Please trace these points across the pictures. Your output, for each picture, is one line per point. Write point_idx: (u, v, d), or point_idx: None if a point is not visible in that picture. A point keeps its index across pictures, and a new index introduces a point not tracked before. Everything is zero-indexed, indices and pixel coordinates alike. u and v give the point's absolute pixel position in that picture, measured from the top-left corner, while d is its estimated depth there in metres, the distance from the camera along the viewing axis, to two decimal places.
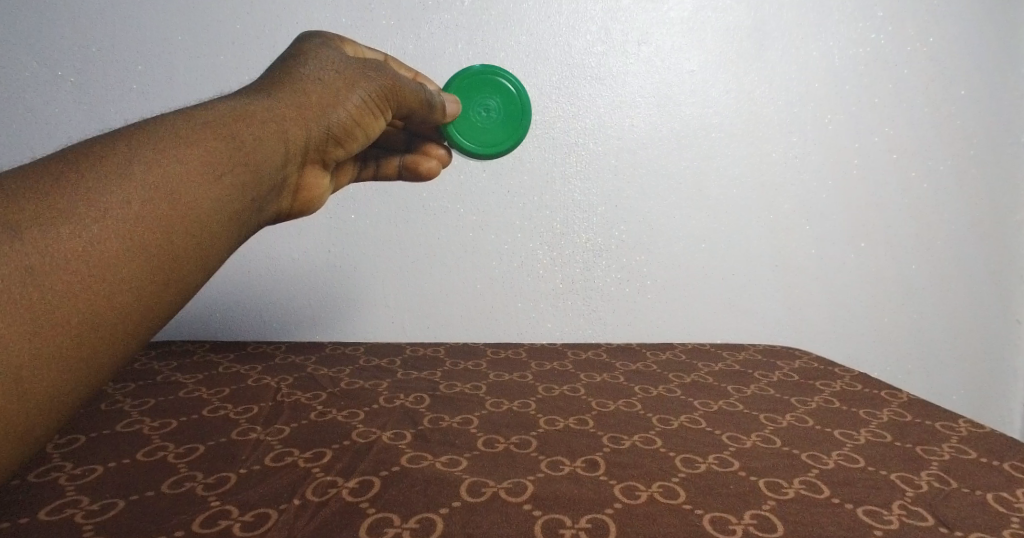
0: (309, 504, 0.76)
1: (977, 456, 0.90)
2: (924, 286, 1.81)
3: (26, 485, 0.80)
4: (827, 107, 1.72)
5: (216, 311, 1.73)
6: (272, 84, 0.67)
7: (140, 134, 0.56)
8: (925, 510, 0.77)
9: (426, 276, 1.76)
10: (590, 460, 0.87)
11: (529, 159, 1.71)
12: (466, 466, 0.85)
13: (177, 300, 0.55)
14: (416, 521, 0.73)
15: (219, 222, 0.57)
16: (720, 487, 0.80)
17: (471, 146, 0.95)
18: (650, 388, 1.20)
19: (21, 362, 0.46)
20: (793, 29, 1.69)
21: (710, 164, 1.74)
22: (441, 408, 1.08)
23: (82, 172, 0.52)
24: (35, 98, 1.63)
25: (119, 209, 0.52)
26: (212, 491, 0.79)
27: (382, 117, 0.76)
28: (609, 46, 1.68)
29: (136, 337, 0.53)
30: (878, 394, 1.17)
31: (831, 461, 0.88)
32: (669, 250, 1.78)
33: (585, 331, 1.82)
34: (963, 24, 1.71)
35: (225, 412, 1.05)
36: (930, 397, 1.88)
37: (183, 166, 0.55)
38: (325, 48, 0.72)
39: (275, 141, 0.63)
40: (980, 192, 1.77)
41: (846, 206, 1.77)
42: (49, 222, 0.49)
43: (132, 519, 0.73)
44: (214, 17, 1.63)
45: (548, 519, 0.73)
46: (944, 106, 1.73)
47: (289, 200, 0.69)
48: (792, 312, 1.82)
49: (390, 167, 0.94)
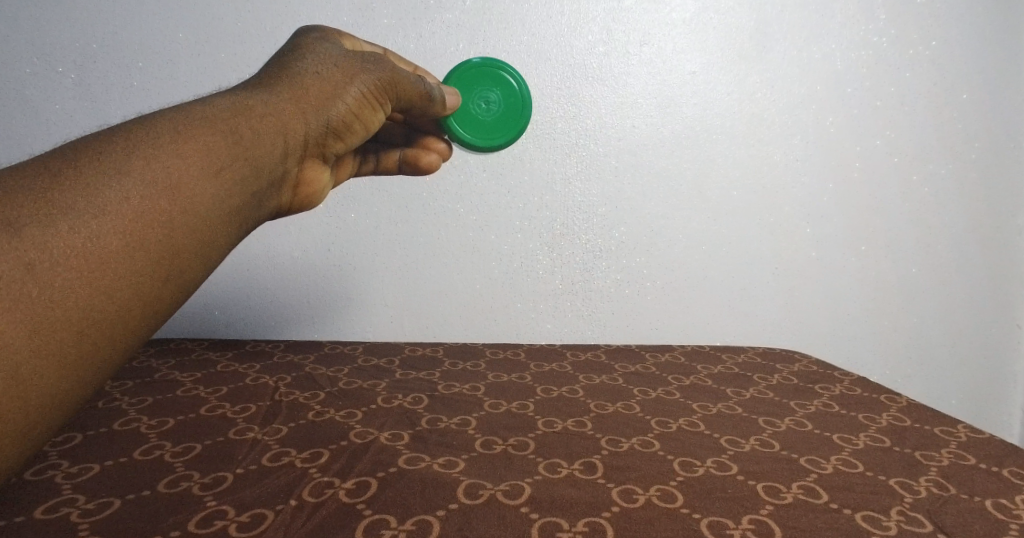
0: (306, 505, 0.76)
1: (976, 463, 0.90)
2: (924, 289, 1.80)
3: (23, 483, 0.80)
4: (828, 109, 1.72)
5: (215, 309, 1.73)
6: (272, 79, 0.67)
7: (138, 129, 0.55)
8: (924, 516, 0.76)
9: (426, 275, 1.75)
10: (587, 463, 0.87)
11: (530, 159, 1.71)
12: (464, 468, 0.85)
13: (178, 296, 0.55)
14: (413, 523, 0.72)
15: (219, 216, 0.57)
16: (718, 491, 0.80)
17: (470, 138, 0.93)
18: (649, 390, 1.20)
19: (21, 360, 0.46)
20: (795, 31, 1.68)
21: (710, 165, 1.74)
22: (440, 408, 1.07)
23: (81, 168, 0.51)
24: (34, 94, 1.63)
25: (118, 205, 0.51)
26: (209, 491, 0.79)
27: (382, 110, 0.75)
28: (611, 47, 1.67)
29: (138, 333, 0.52)
30: (877, 398, 1.17)
31: (830, 465, 0.88)
32: (669, 251, 1.77)
33: (585, 332, 1.81)
34: (964, 26, 1.70)
35: (223, 412, 1.04)
36: (930, 402, 1.88)
37: (183, 161, 0.55)
38: (323, 42, 0.72)
39: (274, 135, 0.63)
40: (980, 195, 1.76)
41: (846, 208, 1.76)
42: (48, 218, 0.49)
43: (128, 519, 0.73)
44: (215, 15, 1.63)
45: (546, 522, 0.73)
46: (944, 109, 1.73)
47: (289, 195, 0.69)
48: (792, 315, 1.82)
49: (389, 161, 0.93)
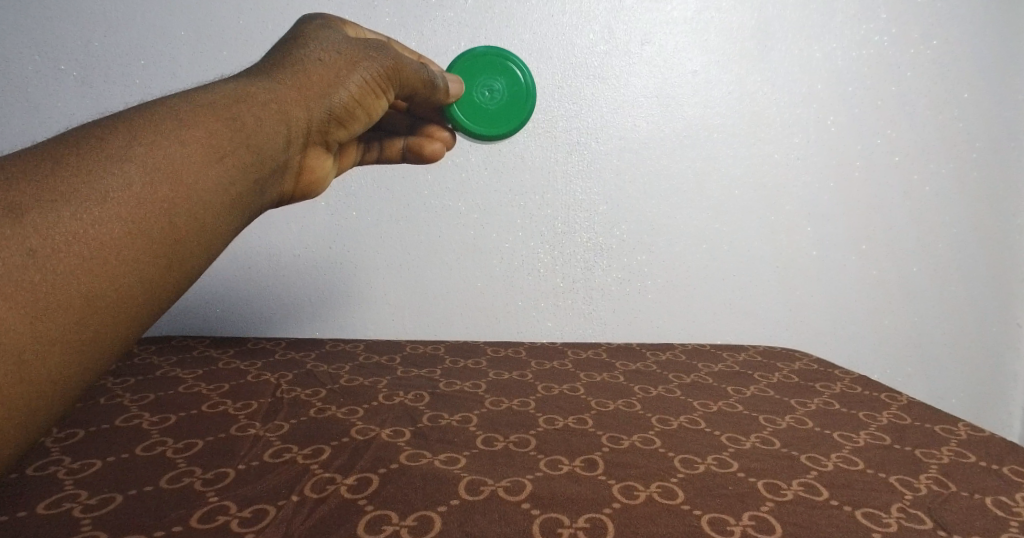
0: (307, 501, 0.76)
1: (977, 460, 0.90)
2: (924, 288, 1.81)
3: (24, 478, 0.80)
4: (828, 108, 1.72)
5: (217, 306, 1.74)
6: (273, 66, 0.67)
7: (140, 115, 0.56)
8: (924, 513, 0.77)
9: (427, 273, 1.76)
10: (588, 459, 0.87)
11: (531, 158, 1.71)
12: (465, 464, 0.85)
13: (181, 282, 0.55)
14: (414, 519, 0.73)
15: (220, 203, 0.57)
16: (719, 488, 0.80)
17: (472, 125, 0.93)
18: (650, 388, 1.20)
19: (23, 347, 0.46)
20: (796, 31, 1.68)
21: (711, 165, 1.74)
22: (441, 406, 1.08)
23: (82, 155, 0.52)
24: (36, 94, 1.63)
25: (120, 192, 0.51)
26: (211, 487, 0.79)
27: (384, 97, 0.75)
28: (612, 45, 1.67)
29: (140, 320, 0.53)
30: (878, 395, 1.17)
31: (830, 463, 0.88)
32: (670, 250, 1.78)
33: (586, 331, 1.81)
34: (967, 26, 1.70)
35: (225, 408, 1.05)
36: (930, 401, 1.88)
37: (184, 148, 0.55)
38: (325, 30, 0.72)
39: (276, 122, 0.63)
40: (981, 194, 1.76)
41: (846, 208, 1.76)
42: (49, 205, 0.49)
43: (130, 514, 0.73)
44: (217, 13, 1.63)
45: (547, 518, 0.73)
46: (946, 109, 1.73)
47: (291, 183, 0.69)
48: (792, 313, 1.82)
49: (394, 151, 0.93)
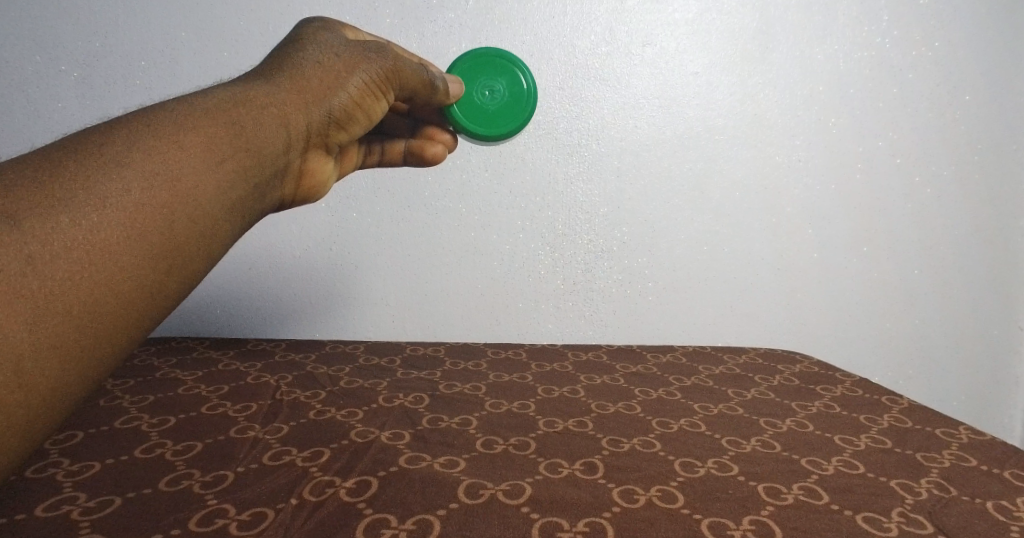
0: (307, 504, 0.76)
1: (978, 464, 0.90)
2: (926, 290, 1.80)
3: (23, 481, 0.80)
4: (831, 110, 1.72)
5: (217, 307, 1.74)
6: (273, 70, 0.66)
7: (138, 120, 0.55)
8: (925, 517, 0.76)
9: (427, 274, 1.76)
10: (588, 462, 0.87)
11: (532, 159, 1.71)
12: (464, 467, 0.85)
13: (182, 287, 0.55)
14: (413, 522, 0.72)
15: (221, 208, 0.57)
16: (719, 492, 0.80)
17: (472, 125, 0.93)
18: (650, 391, 1.20)
19: (21, 353, 0.46)
20: (798, 31, 1.68)
21: (712, 166, 1.73)
22: (441, 408, 1.07)
23: (81, 162, 0.51)
24: (36, 93, 1.63)
25: (118, 198, 0.51)
26: (210, 490, 0.79)
27: (384, 99, 0.75)
28: (614, 47, 1.67)
29: (141, 325, 0.52)
30: (878, 399, 1.17)
31: (831, 467, 0.88)
32: (671, 251, 1.77)
33: (586, 333, 1.81)
34: (970, 27, 1.70)
35: (225, 410, 1.05)
36: (931, 404, 1.87)
37: (184, 152, 0.55)
38: (324, 32, 0.72)
39: (276, 125, 0.63)
40: (983, 196, 1.76)
41: (847, 210, 1.76)
42: (48, 211, 0.49)
43: (129, 517, 0.73)
44: (218, 14, 1.63)
45: (547, 522, 0.73)
46: (948, 110, 1.73)
47: (292, 187, 0.69)
48: (792, 314, 1.82)
49: (394, 152, 0.93)
